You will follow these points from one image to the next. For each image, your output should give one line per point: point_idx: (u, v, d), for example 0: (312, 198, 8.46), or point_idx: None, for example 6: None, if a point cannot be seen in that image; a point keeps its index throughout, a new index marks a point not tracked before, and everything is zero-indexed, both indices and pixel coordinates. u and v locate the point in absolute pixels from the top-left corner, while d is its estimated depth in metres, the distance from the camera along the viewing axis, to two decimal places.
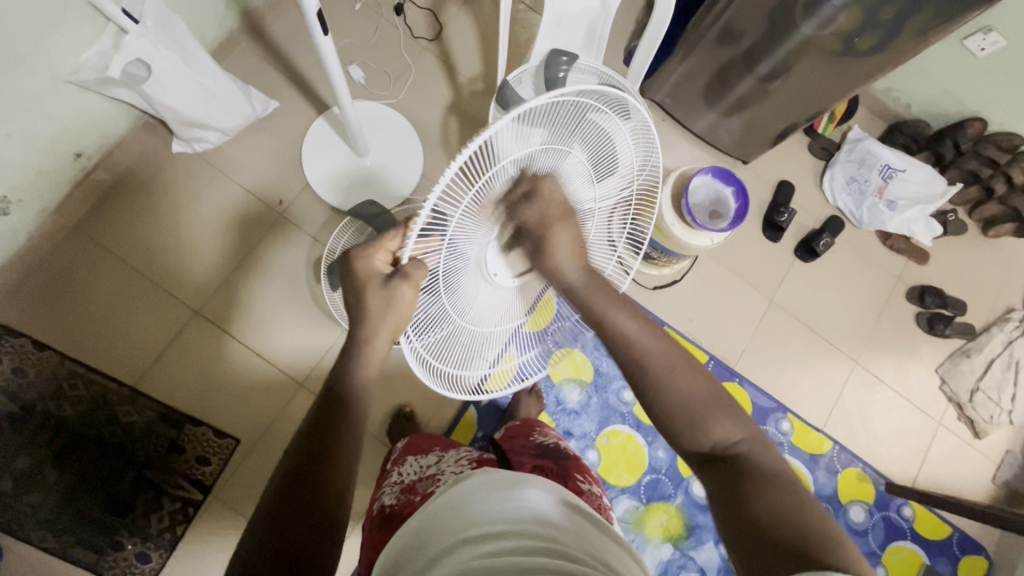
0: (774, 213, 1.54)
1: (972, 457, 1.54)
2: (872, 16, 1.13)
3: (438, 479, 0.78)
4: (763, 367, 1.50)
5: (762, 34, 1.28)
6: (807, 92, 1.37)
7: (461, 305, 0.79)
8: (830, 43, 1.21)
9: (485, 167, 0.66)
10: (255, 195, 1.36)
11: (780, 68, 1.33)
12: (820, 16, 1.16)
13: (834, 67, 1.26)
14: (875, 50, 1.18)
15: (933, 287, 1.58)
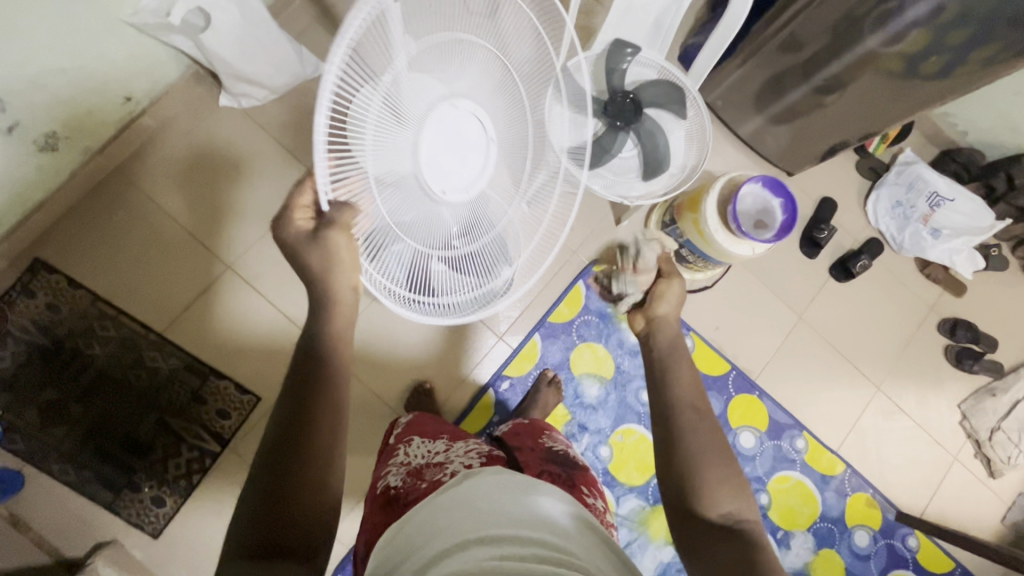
0: (814, 230, 1.51)
1: (984, 495, 1.52)
2: (941, 39, 1.10)
3: (446, 468, 0.76)
4: (785, 382, 1.48)
5: (826, 44, 1.24)
6: (866, 110, 1.33)
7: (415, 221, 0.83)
8: (895, 61, 1.17)
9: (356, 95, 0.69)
10: (296, 156, 1.36)
11: (841, 81, 1.29)
12: (891, 31, 1.12)
13: (898, 86, 1.23)
14: (940, 74, 1.15)
15: (965, 321, 1.56)
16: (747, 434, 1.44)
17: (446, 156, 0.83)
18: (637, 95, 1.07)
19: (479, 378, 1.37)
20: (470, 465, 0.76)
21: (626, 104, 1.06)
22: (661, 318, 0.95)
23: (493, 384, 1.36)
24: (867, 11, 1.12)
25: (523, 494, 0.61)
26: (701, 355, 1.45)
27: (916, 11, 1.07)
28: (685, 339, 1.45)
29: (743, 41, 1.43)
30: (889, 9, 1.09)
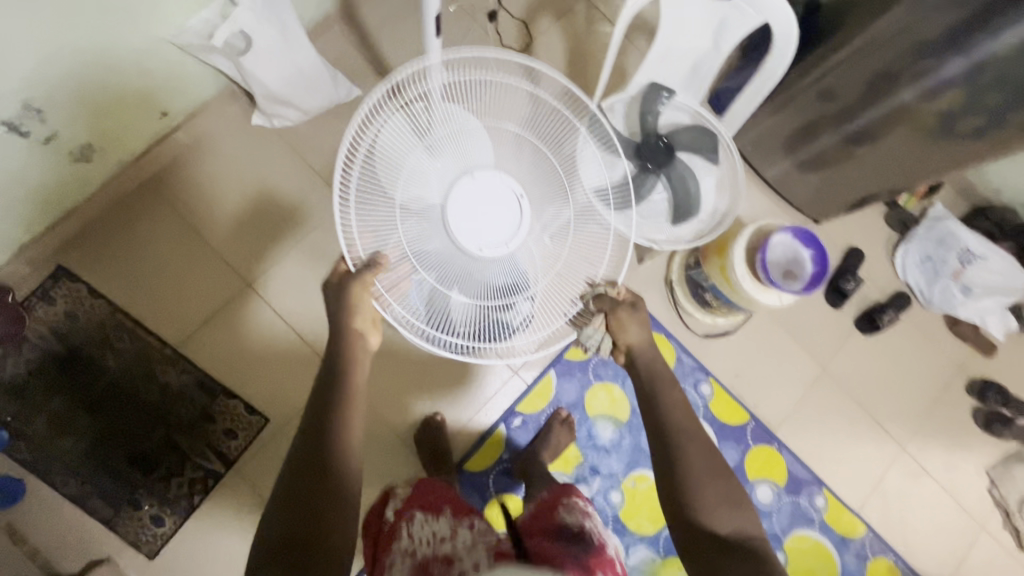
0: (840, 280, 1.48)
1: (1014, 568, 1.45)
2: (978, 100, 1.09)
3: (456, 561, 0.77)
4: (805, 435, 1.44)
5: (860, 97, 1.24)
6: (897, 164, 1.31)
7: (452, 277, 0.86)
8: (932, 119, 1.16)
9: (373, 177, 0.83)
10: (322, 177, 1.36)
11: (874, 134, 1.28)
12: (928, 89, 1.11)
13: (933, 143, 1.21)
14: (978, 133, 1.13)
15: (995, 383, 1.50)
16: (764, 487, 1.39)
17: (477, 215, 0.85)
18: (671, 139, 1.07)
19: (491, 413, 1.33)
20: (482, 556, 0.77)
21: (658, 148, 1.07)
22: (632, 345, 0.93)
23: (505, 420, 1.32)
24: (905, 67, 1.12)
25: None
26: (719, 402, 1.41)
27: (955, 69, 1.06)
28: (703, 384, 1.41)
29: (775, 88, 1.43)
30: (927, 67, 1.09)
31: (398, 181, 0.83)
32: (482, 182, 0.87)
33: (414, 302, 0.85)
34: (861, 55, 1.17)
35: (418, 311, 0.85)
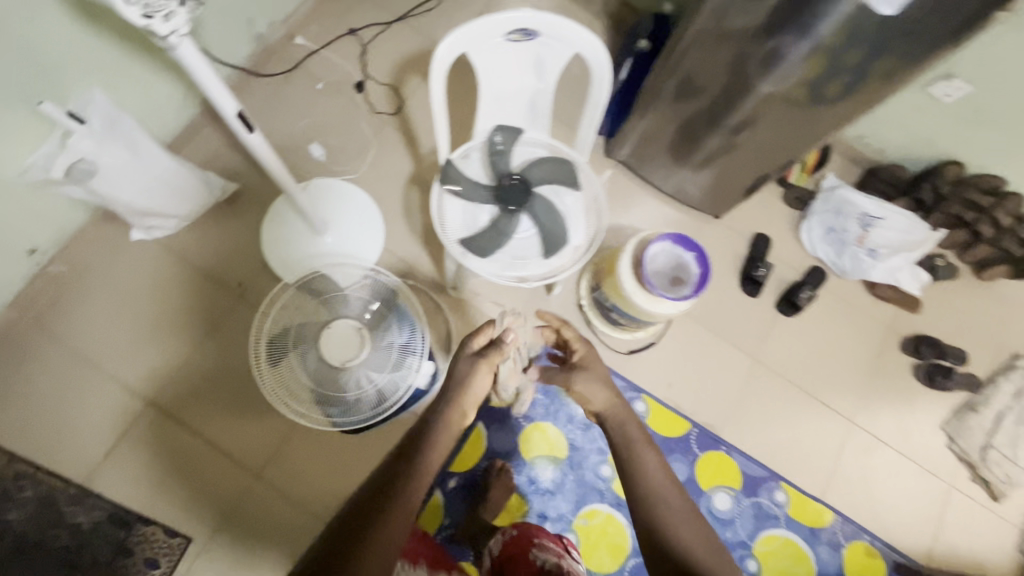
0: (750, 268, 1.50)
1: (992, 522, 1.42)
2: (838, 59, 1.03)
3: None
4: (753, 432, 1.41)
5: (722, 86, 1.20)
6: (774, 146, 1.27)
7: (333, 383, 1.11)
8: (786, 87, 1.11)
9: (279, 328, 1.12)
10: (212, 277, 1.34)
11: (748, 119, 1.22)
12: (780, 70, 1.08)
13: (806, 113, 1.15)
14: (847, 92, 1.08)
15: (928, 337, 1.51)
16: (722, 494, 1.35)
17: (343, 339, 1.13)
18: (526, 181, 1.07)
19: None
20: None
21: (514, 191, 1.06)
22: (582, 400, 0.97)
23: (440, 484, 1.28)
24: (752, 49, 1.09)
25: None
26: (656, 418, 1.38)
27: (801, 48, 1.03)
28: (637, 403, 1.39)
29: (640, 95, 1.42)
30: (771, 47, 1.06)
31: (293, 327, 1.13)
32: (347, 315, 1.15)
33: (308, 410, 1.11)
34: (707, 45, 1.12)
35: (312, 415, 1.11)
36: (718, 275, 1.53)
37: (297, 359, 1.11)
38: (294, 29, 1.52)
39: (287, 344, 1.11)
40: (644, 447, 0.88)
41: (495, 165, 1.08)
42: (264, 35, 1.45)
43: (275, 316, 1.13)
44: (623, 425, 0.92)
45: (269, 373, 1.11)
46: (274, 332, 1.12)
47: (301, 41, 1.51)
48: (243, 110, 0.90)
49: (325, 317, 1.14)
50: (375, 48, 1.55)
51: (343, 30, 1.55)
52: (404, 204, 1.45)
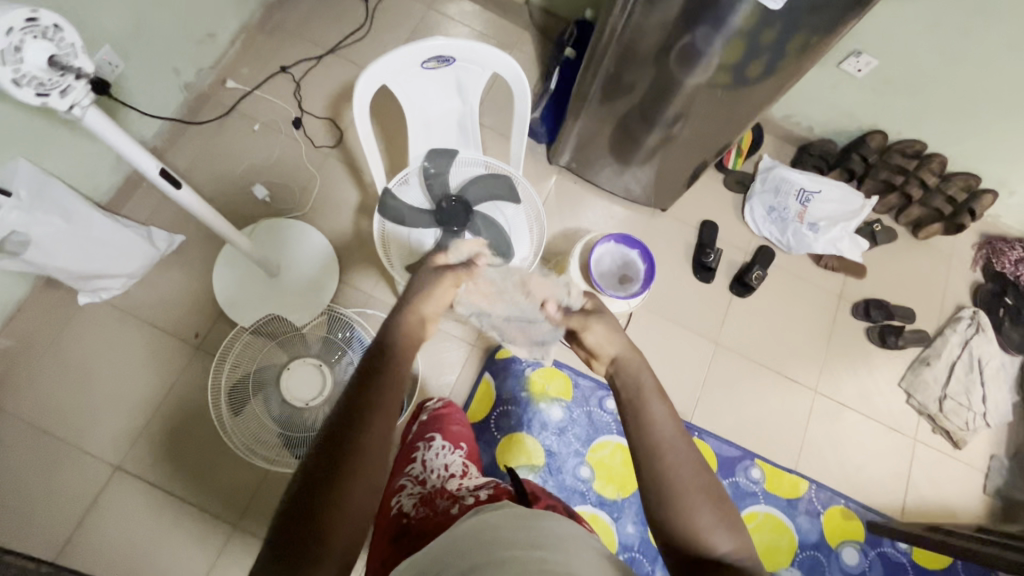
0: (701, 256, 1.55)
1: (958, 469, 1.48)
2: (756, 42, 1.05)
3: (459, 500, 0.79)
4: (722, 414, 1.46)
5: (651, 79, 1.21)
6: (705, 132, 1.31)
7: (298, 425, 1.10)
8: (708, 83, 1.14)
9: (240, 376, 1.11)
10: (167, 332, 1.33)
11: (680, 114, 1.27)
12: (701, 67, 1.13)
13: (733, 101, 1.20)
14: (766, 74, 1.11)
15: (875, 300, 1.58)
16: None
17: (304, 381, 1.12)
18: (466, 202, 1.09)
19: None
20: (478, 496, 0.77)
21: (454, 212, 1.08)
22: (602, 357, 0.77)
23: None
24: (670, 46, 1.12)
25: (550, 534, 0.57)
26: None
27: (716, 43, 1.07)
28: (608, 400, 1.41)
29: (573, 101, 1.43)
30: (689, 42, 1.09)
31: (253, 371, 1.12)
32: None
33: (275, 453, 1.09)
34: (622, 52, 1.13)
35: (280, 459, 1.09)
36: (671, 266, 1.57)
37: (258, 405, 1.10)
38: (224, 72, 1.51)
39: (249, 390, 1.10)
40: (654, 394, 0.71)
41: (434, 190, 1.09)
42: (193, 82, 1.44)
43: (234, 363, 1.12)
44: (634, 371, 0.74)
45: (231, 421, 1.09)
46: (235, 380, 1.11)
47: (233, 84, 1.51)
48: (166, 167, 0.92)
49: (285, 358, 1.13)
50: (309, 83, 1.56)
51: (275, 69, 1.55)
52: (356, 234, 1.45)
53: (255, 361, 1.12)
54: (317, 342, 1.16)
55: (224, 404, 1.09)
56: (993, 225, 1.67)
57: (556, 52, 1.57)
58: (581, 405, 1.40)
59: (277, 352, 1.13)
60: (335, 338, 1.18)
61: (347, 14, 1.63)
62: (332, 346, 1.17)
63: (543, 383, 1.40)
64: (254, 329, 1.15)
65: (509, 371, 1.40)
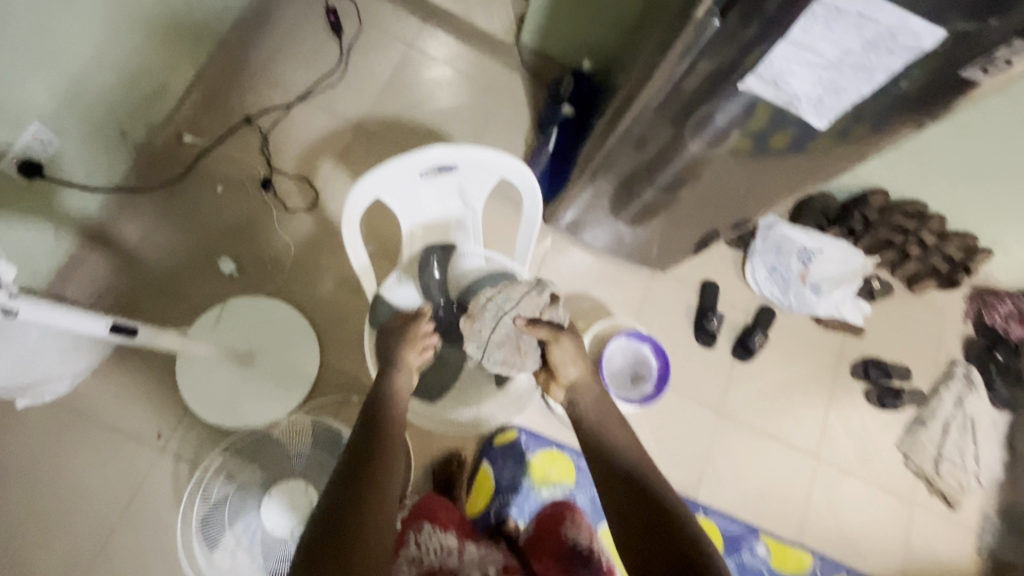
0: (702, 320, 1.49)
1: (952, 530, 1.49)
2: (782, 117, 0.89)
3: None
4: (725, 488, 1.42)
5: (663, 144, 1.03)
6: (719, 195, 1.16)
7: (281, 558, 0.99)
8: (725, 164, 1.03)
9: (212, 509, 1.00)
10: (125, 433, 1.18)
11: (684, 181, 1.12)
12: (711, 136, 0.95)
13: (751, 166, 1.02)
14: (793, 150, 0.96)
15: (874, 359, 1.55)
16: None
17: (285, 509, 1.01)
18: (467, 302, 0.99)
19: None
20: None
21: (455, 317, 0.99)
22: (575, 379, 0.94)
23: None
24: (685, 115, 0.93)
25: None
26: None
27: (733, 112, 0.90)
28: None
29: (587, 158, 1.23)
30: (706, 115, 0.92)
31: (228, 502, 1.01)
32: None
33: None
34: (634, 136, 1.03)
35: None
36: (672, 330, 1.50)
37: (234, 539, 0.99)
38: (180, 126, 1.35)
39: (225, 523, 1.00)
40: (612, 424, 0.89)
41: (428, 293, 1.00)
42: (145, 141, 1.27)
43: (207, 493, 1.01)
44: (598, 405, 0.93)
45: (206, 560, 0.99)
46: (209, 513, 1.00)
47: (190, 139, 1.34)
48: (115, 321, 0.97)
49: (266, 480, 1.02)
50: (277, 134, 1.40)
51: (238, 119, 1.39)
52: (337, 309, 1.32)
53: (229, 490, 1.01)
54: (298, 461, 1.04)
55: (197, 539, 0.99)
56: (985, 277, 1.67)
57: (550, 104, 1.46)
58: (586, 488, 1.32)
59: (254, 478, 1.02)
60: (318, 453, 1.05)
61: (319, 54, 1.47)
62: (316, 461, 1.05)
63: (544, 467, 1.31)
64: (228, 452, 1.04)
65: (508, 456, 1.31)
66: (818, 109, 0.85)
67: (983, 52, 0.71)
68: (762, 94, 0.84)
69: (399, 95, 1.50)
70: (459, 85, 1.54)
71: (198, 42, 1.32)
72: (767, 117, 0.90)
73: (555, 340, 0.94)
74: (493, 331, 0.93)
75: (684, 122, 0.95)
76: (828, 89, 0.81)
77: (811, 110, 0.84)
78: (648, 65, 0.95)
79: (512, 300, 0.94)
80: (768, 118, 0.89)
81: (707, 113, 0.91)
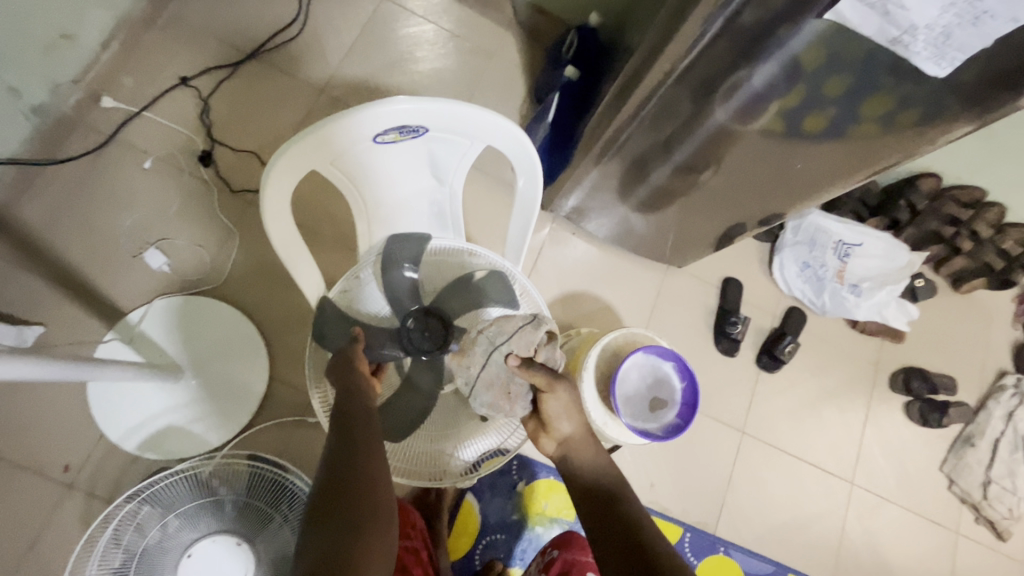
0: (724, 324, 1.28)
1: (1000, 564, 1.31)
2: (859, 73, 0.67)
3: None
4: (749, 521, 1.22)
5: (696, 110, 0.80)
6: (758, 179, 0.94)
7: None
8: (774, 139, 0.81)
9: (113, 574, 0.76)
10: (22, 467, 0.96)
11: (717, 159, 0.90)
12: (761, 100, 0.73)
13: (807, 140, 0.80)
14: (865, 120, 0.74)
15: (917, 369, 1.36)
16: None
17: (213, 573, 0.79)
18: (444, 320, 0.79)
19: None
20: None
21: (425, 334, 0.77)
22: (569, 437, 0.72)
23: None
24: (729, 70, 0.71)
25: None
26: None
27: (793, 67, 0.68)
28: None
29: (593, 131, 1.00)
30: None
31: (137, 566, 0.77)
32: (207, 548, 0.80)
33: None
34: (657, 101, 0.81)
35: None
36: (688, 336, 1.29)
37: None
38: (97, 86, 1.10)
39: None
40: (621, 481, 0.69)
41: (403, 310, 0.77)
42: (48, 104, 1.03)
43: (106, 549, 0.76)
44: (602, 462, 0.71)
45: None
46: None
47: (109, 103, 1.10)
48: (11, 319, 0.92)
49: (195, 534, 0.80)
50: (219, 99, 1.16)
51: (171, 80, 1.14)
52: (290, 313, 1.09)
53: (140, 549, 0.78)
54: (230, 511, 0.82)
55: None
56: None
57: (550, 68, 1.22)
58: None
59: (173, 534, 0.80)
60: (256, 500, 0.82)
61: (272, 3, 1.22)
62: (253, 510, 0.82)
63: (539, 501, 1.11)
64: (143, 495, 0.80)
65: (496, 488, 1.10)
66: (939, 52, 0.60)
67: None
68: (859, 28, 0.61)
69: (370, 55, 1.26)
70: (442, 46, 1.30)
71: None
72: (838, 74, 0.68)
73: (548, 390, 0.70)
74: (482, 368, 0.73)
75: (721, 84, 0.74)
76: (961, 18, 0.56)
77: (926, 52, 0.60)
78: None
79: (506, 334, 0.73)
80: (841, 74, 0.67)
81: (748, 75, 0.70)
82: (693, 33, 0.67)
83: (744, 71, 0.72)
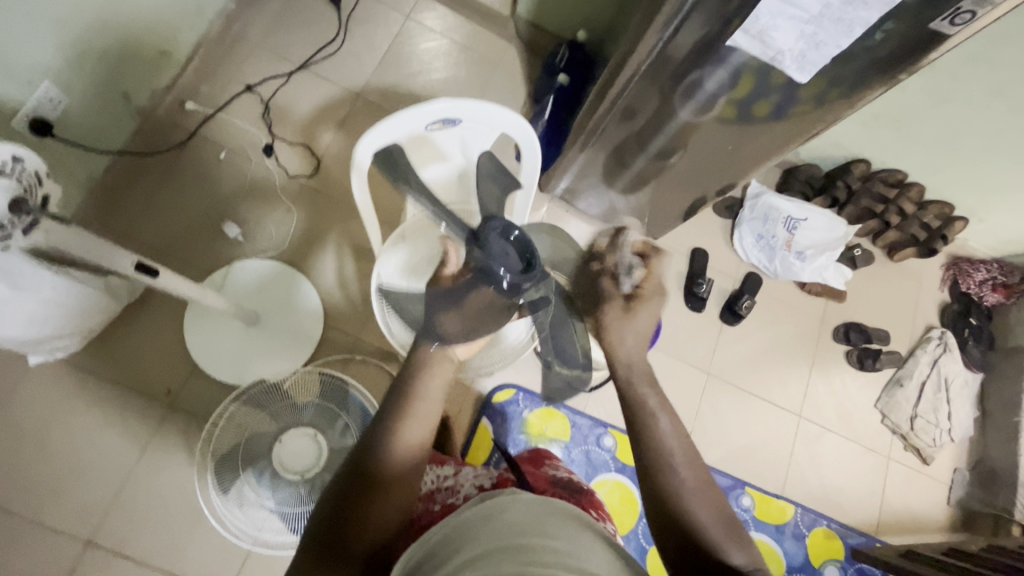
0: (692, 285, 1.55)
1: (924, 483, 1.57)
2: (763, 82, 0.94)
3: (458, 492, 0.81)
4: (712, 445, 1.49)
5: (654, 108, 1.07)
6: (706, 162, 1.21)
7: (294, 498, 1.02)
8: (713, 130, 1.08)
9: (226, 453, 1.04)
10: (134, 391, 1.21)
11: (672, 146, 1.16)
12: (697, 100, 1.01)
13: (736, 132, 1.08)
14: (774, 117, 1.01)
15: (855, 324, 1.62)
16: None
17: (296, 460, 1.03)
18: (523, 246, 0.79)
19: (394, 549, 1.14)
20: (482, 486, 0.82)
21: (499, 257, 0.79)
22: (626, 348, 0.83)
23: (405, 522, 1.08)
24: (675, 78, 0.98)
25: (556, 527, 0.55)
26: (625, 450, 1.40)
27: (718, 76, 0.95)
28: (605, 438, 1.40)
29: (580, 127, 1.27)
30: (695, 78, 0.96)
31: (241, 448, 1.04)
32: (292, 439, 1.04)
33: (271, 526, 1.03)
34: (626, 101, 1.08)
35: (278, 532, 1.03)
36: (662, 295, 1.56)
37: (247, 482, 1.03)
38: (182, 93, 1.37)
39: (240, 467, 1.03)
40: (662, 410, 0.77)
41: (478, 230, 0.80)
42: (147, 107, 1.30)
43: (219, 437, 1.05)
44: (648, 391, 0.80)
45: (220, 500, 1.02)
46: (224, 457, 1.04)
47: (191, 105, 1.36)
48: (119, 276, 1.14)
49: (276, 428, 1.06)
50: (279, 102, 1.43)
51: (238, 87, 1.41)
52: (339, 274, 1.35)
53: (243, 435, 1.05)
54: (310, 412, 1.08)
55: (211, 480, 1.02)
56: (961, 247, 1.74)
57: (545, 75, 1.49)
58: (580, 444, 1.39)
59: (266, 424, 1.06)
60: (329, 405, 1.10)
61: (317, 24, 1.49)
62: (328, 410, 1.09)
63: (540, 425, 1.38)
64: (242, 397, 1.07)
65: (506, 415, 1.37)
66: (800, 64, 0.88)
67: (952, 8, 0.76)
68: (748, 50, 0.87)
69: (397, 65, 1.53)
70: (454, 57, 1.57)
71: (199, 10, 1.34)
72: (751, 83, 0.95)
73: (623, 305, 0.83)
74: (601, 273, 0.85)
75: (677, 92, 1.00)
76: (810, 45, 0.84)
77: (792, 63, 0.87)
78: (639, 30, 0.99)
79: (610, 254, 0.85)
80: (752, 82, 0.94)
81: (692, 80, 0.96)
82: (648, 50, 0.93)
83: (692, 79, 0.97)
